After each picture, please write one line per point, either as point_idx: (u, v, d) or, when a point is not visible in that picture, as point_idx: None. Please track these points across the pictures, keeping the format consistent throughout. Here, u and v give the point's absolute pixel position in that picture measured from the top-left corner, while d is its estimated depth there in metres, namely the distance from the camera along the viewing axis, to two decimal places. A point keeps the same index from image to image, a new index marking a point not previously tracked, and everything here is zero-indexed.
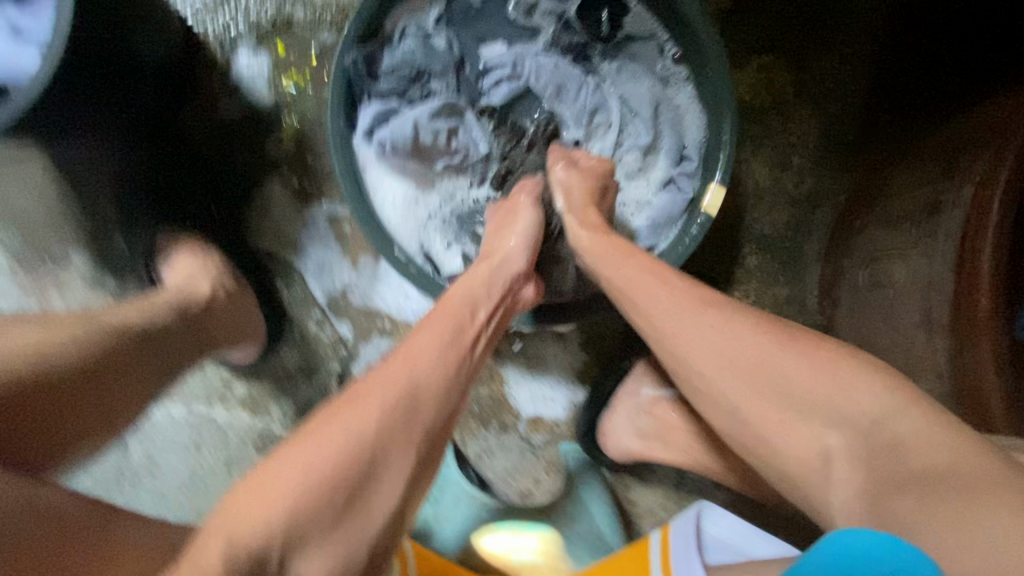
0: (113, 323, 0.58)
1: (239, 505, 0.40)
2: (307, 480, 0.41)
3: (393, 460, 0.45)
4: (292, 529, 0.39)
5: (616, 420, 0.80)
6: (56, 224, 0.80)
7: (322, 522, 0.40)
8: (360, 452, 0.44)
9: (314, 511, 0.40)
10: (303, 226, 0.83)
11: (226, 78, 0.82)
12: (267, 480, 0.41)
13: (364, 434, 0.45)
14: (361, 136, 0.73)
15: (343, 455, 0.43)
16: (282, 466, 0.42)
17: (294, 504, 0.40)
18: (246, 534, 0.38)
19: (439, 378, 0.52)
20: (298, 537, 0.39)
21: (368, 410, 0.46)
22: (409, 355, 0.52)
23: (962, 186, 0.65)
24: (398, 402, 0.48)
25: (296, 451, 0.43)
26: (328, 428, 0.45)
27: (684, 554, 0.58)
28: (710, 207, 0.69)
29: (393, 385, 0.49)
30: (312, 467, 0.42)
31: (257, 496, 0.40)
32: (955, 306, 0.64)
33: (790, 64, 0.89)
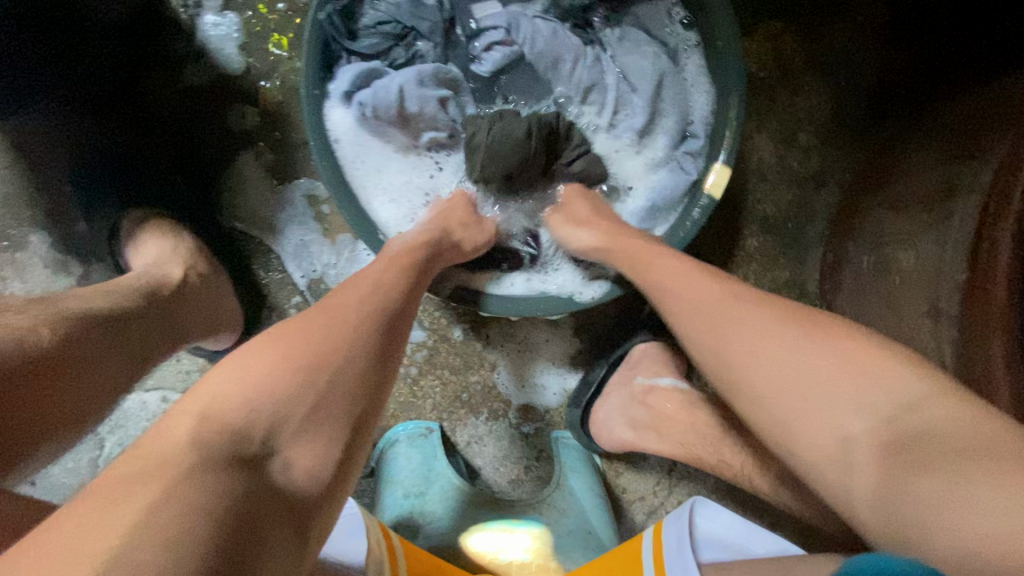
0: (71, 311, 0.53)
1: (212, 385, 0.38)
2: (275, 385, 0.39)
3: (354, 376, 0.42)
4: (276, 416, 0.38)
5: (609, 407, 0.78)
6: (11, 205, 0.74)
7: (302, 405, 0.39)
8: (336, 352, 0.42)
9: (288, 408, 0.38)
10: (277, 205, 0.77)
11: (192, 40, 0.75)
12: (238, 367, 0.40)
13: (324, 345, 0.42)
14: (338, 98, 0.66)
15: (324, 350, 0.42)
16: (260, 354, 0.41)
17: (268, 402, 0.38)
18: (222, 410, 0.36)
19: (408, 300, 0.51)
20: (275, 431, 0.37)
21: (343, 317, 0.45)
22: (371, 278, 0.50)
23: (982, 167, 0.63)
24: (352, 321, 0.45)
25: (259, 360, 0.40)
26: (281, 339, 0.42)
27: (677, 552, 0.56)
28: (713, 188, 0.64)
29: (341, 310, 0.45)
30: (278, 374, 0.39)
31: (225, 382, 0.38)
32: (970, 293, 0.60)
33: (801, 32, 0.84)
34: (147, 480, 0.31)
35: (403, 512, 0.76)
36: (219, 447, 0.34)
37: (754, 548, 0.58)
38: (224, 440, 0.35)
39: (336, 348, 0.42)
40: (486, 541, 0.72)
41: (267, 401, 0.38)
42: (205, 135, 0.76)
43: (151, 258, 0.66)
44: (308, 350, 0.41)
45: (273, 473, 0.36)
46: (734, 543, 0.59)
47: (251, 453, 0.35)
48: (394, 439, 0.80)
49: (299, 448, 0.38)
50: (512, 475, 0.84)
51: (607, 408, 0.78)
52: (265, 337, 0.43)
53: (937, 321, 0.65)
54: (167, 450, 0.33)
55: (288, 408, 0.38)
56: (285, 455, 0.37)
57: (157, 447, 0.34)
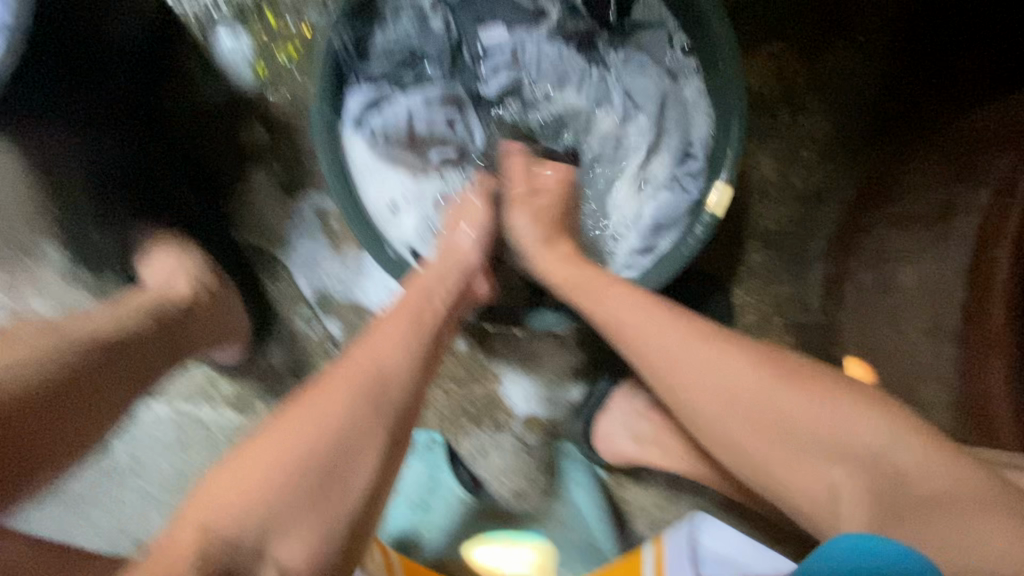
0: (85, 336, 0.55)
1: (211, 492, 0.40)
2: (278, 477, 0.40)
3: (368, 450, 0.44)
4: (268, 521, 0.39)
5: (612, 421, 0.78)
6: (31, 219, 0.76)
7: (296, 506, 0.40)
8: (329, 447, 0.43)
9: (292, 499, 0.40)
10: (287, 218, 0.79)
11: (206, 60, 0.77)
12: (240, 466, 0.41)
13: (334, 421, 0.44)
14: (349, 124, 0.68)
15: (317, 446, 0.42)
16: (263, 450, 0.42)
17: (268, 498, 0.40)
18: (221, 524, 0.38)
19: (408, 367, 0.50)
20: (276, 526, 0.39)
21: (338, 401, 0.45)
22: (374, 346, 0.50)
23: (979, 188, 0.63)
24: (373, 385, 0.47)
25: (265, 448, 0.42)
26: (292, 422, 0.44)
27: (678, 567, 0.58)
28: (716, 208, 0.65)
29: (367, 365, 0.48)
30: (282, 463, 0.41)
31: (226, 486, 0.40)
32: (967, 315, 0.62)
33: (803, 53, 0.85)
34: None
35: (408, 524, 0.77)
36: (212, 558, 0.37)
37: (754, 565, 0.59)
38: (219, 554, 0.37)
39: (330, 438, 0.43)
40: (488, 554, 0.75)
41: (260, 506, 0.39)
42: (220, 151, 0.79)
43: (162, 274, 0.68)
44: (305, 442, 0.42)
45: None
46: (734, 559, 0.59)
47: (241, 565, 0.38)
48: None
49: (289, 549, 0.39)
50: (516, 489, 0.84)
51: (611, 421, 0.78)
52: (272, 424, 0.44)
53: (937, 339, 0.66)
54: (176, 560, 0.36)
55: (282, 512, 0.40)
56: (277, 560, 0.39)
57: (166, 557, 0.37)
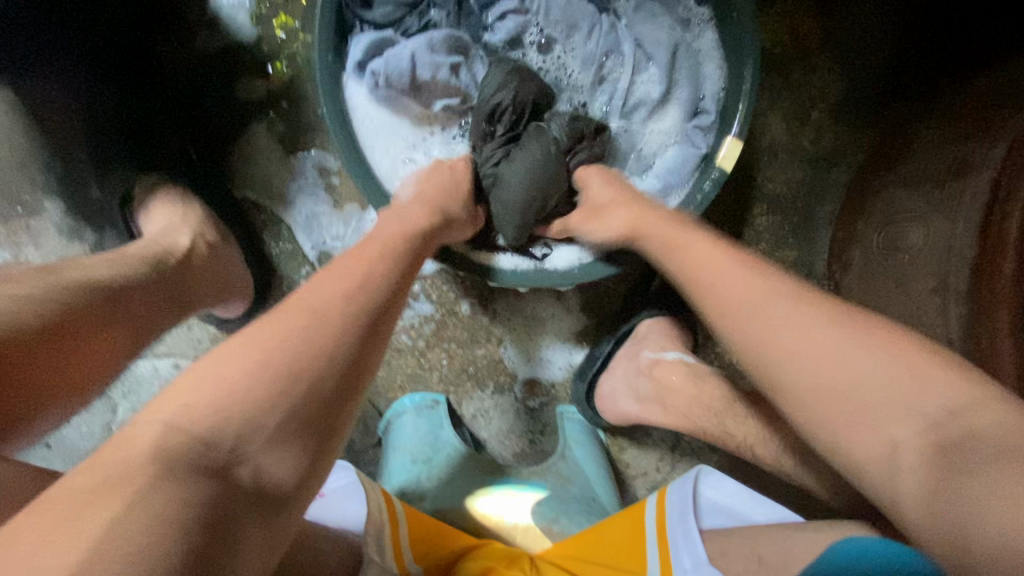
0: (79, 280, 0.54)
1: (159, 405, 0.35)
2: (247, 380, 0.36)
3: (341, 357, 0.41)
4: (240, 419, 0.35)
5: (614, 382, 0.78)
6: (26, 170, 0.75)
7: (265, 403, 0.36)
8: (301, 350, 0.39)
9: (262, 402, 0.36)
10: (289, 175, 0.78)
11: (204, 8, 0.75)
12: (193, 378, 0.36)
13: (304, 331, 0.40)
14: (351, 70, 0.67)
15: (284, 348, 0.39)
16: (210, 367, 0.37)
17: (234, 399, 0.35)
18: (180, 422, 0.34)
19: (383, 284, 0.48)
20: (244, 436, 0.34)
21: (308, 312, 0.42)
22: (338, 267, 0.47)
23: (994, 144, 0.62)
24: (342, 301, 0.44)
25: (228, 357, 0.38)
26: (256, 333, 0.40)
27: (680, 514, 0.57)
28: (725, 161, 0.65)
29: (335, 285, 0.45)
30: (251, 365, 0.37)
31: (182, 392, 0.35)
32: (976, 269, 0.61)
33: (817, 7, 0.83)
34: (102, 492, 0.30)
35: (410, 477, 0.76)
36: (176, 454, 0.32)
37: (754, 515, 0.58)
38: (183, 453, 0.32)
39: (302, 339, 0.40)
40: (490, 504, 0.71)
41: (229, 407, 0.35)
42: (215, 104, 0.77)
43: (161, 225, 0.67)
44: (269, 349, 0.38)
45: (240, 475, 0.34)
46: (734, 509, 0.59)
47: (217, 462, 0.33)
48: (399, 410, 0.81)
49: (268, 456, 0.35)
50: (516, 449, 0.85)
51: (613, 382, 0.78)
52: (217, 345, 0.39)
53: (945, 298, 0.65)
54: (131, 460, 0.31)
55: (254, 408, 0.35)
56: (256, 460, 0.34)
57: (97, 468, 0.31)
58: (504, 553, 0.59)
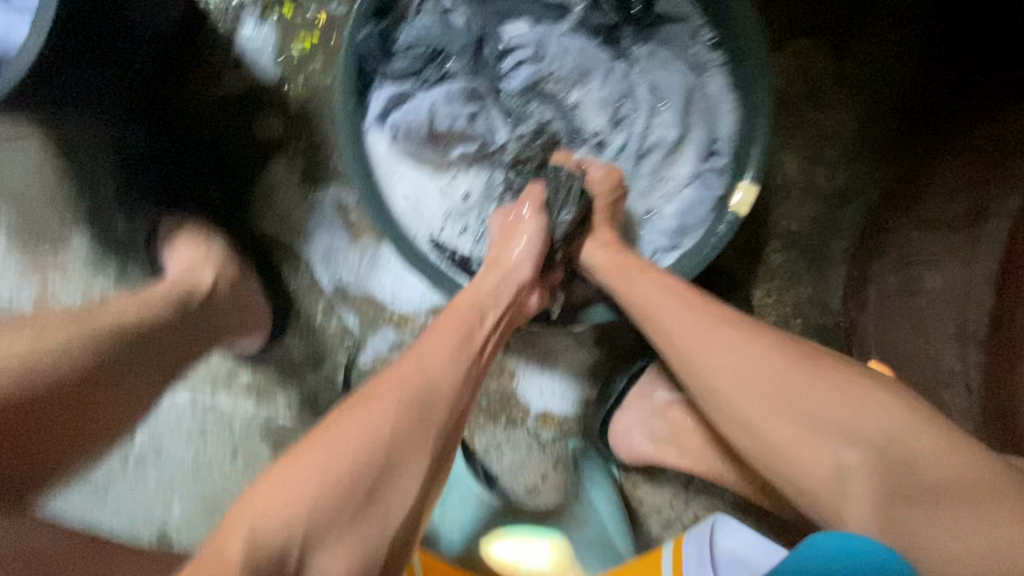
0: (107, 324, 0.55)
1: (259, 497, 0.41)
2: (323, 490, 0.42)
3: (405, 468, 0.46)
4: (311, 531, 0.40)
5: (628, 419, 0.78)
6: (55, 206, 0.77)
7: (341, 518, 0.42)
8: (378, 457, 0.44)
9: (333, 511, 0.42)
10: (309, 211, 0.79)
11: (229, 51, 0.77)
12: (288, 474, 0.43)
13: (379, 438, 0.45)
14: (373, 120, 0.69)
15: (363, 452, 0.44)
16: (300, 465, 0.43)
17: (314, 505, 0.41)
18: (268, 524, 0.40)
19: (454, 382, 0.52)
20: (317, 534, 0.41)
21: (386, 408, 0.47)
22: (420, 359, 0.52)
23: (1010, 192, 0.64)
24: (413, 402, 0.48)
25: (313, 457, 0.43)
26: (338, 433, 0.45)
27: (698, 569, 0.57)
28: (739, 206, 0.65)
29: (408, 384, 0.49)
30: (333, 468, 0.43)
31: (276, 490, 0.42)
32: (996, 319, 0.60)
33: (828, 52, 0.85)
34: None
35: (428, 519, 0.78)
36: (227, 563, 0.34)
37: (777, 567, 0.57)
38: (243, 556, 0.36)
39: (376, 444, 0.45)
40: (507, 549, 0.76)
41: (309, 513, 0.41)
42: (238, 140, 0.79)
43: (185, 264, 0.68)
44: (348, 450, 0.44)
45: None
46: (757, 562, 0.57)
47: (286, 574, 0.39)
48: None
49: (333, 556, 0.41)
50: (528, 484, 0.85)
51: (626, 420, 0.78)
52: (308, 442, 0.45)
53: (963, 344, 0.65)
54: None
55: (324, 523, 0.41)
56: (322, 572, 0.41)
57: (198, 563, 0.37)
58: None
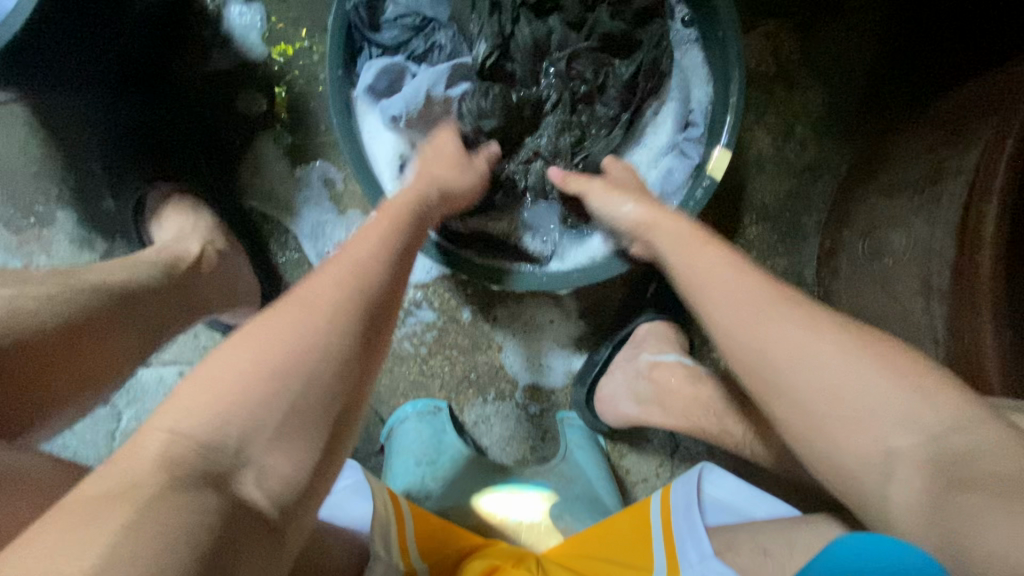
0: (95, 283, 0.55)
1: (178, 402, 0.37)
2: (250, 385, 0.38)
3: (342, 360, 0.41)
4: (247, 427, 0.37)
5: (613, 385, 0.80)
6: (40, 181, 0.77)
7: (273, 413, 0.38)
8: (298, 363, 0.40)
9: (264, 406, 0.38)
10: (295, 186, 0.80)
11: (218, 30, 0.79)
12: (214, 374, 0.38)
13: (306, 332, 0.41)
14: (361, 91, 0.70)
15: (289, 345, 0.40)
16: (227, 358, 0.40)
17: (241, 403, 0.37)
18: (192, 426, 0.36)
19: (383, 282, 0.48)
20: (251, 431, 0.37)
21: (315, 304, 0.43)
22: (346, 261, 0.48)
23: (967, 152, 0.66)
24: (347, 287, 0.45)
25: (242, 351, 0.40)
26: (265, 324, 0.42)
27: (685, 511, 0.59)
28: (715, 171, 0.68)
29: (337, 276, 0.46)
30: (261, 357, 0.39)
31: (197, 394, 0.37)
32: (957, 272, 0.64)
33: (798, 31, 0.88)
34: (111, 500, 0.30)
35: (414, 480, 0.76)
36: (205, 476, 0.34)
37: (757, 512, 0.60)
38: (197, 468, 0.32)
39: (311, 342, 0.41)
40: (495, 502, 0.72)
41: (238, 410, 0.37)
42: (226, 117, 0.80)
43: (172, 235, 0.69)
44: (292, 342, 0.40)
45: (244, 485, 0.35)
46: (738, 507, 0.61)
47: (222, 468, 0.35)
48: (402, 417, 0.82)
49: (276, 453, 0.37)
50: (517, 456, 0.86)
51: (611, 385, 0.80)
52: (235, 340, 0.41)
53: (928, 299, 0.69)
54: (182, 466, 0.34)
55: (264, 416, 0.37)
56: (260, 463, 0.37)
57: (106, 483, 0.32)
58: (509, 554, 0.61)
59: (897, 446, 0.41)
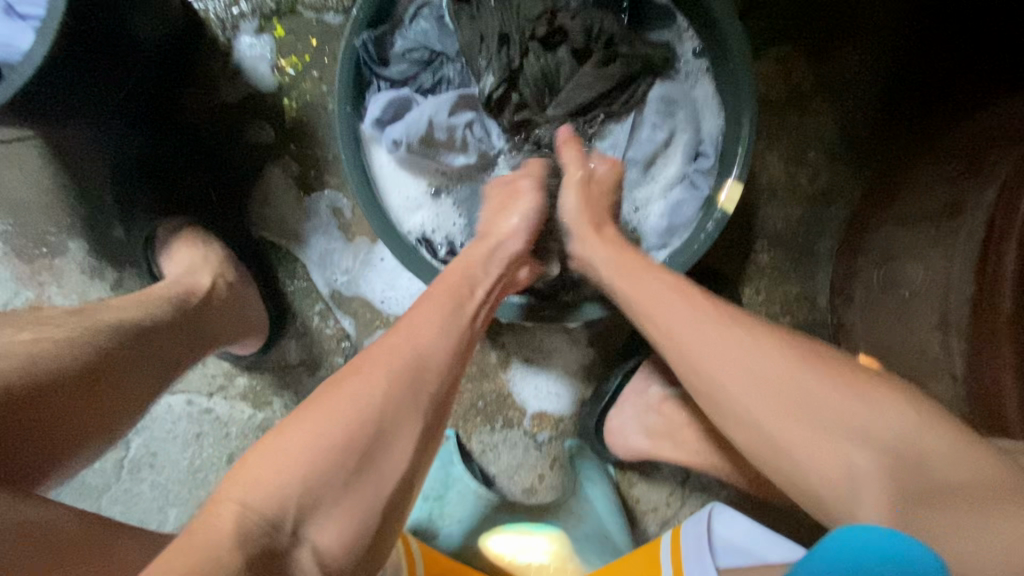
0: (111, 322, 0.55)
1: (249, 467, 0.39)
2: (315, 459, 0.40)
3: (397, 439, 0.44)
4: (307, 499, 0.39)
5: (623, 416, 0.79)
6: (53, 211, 0.77)
7: (335, 488, 0.40)
8: (360, 442, 0.42)
9: (326, 484, 0.40)
10: (304, 215, 0.81)
11: (228, 61, 0.79)
12: (278, 445, 0.41)
13: (368, 413, 0.43)
14: (370, 126, 0.70)
15: (350, 424, 0.42)
16: (295, 428, 0.42)
17: (307, 476, 0.39)
18: (261, 495, 0.37)
19: (445, 355, 0.51)
20: (311, 506, 0.39)
21: (379, 382, 0.45)
22: (413, 330, 0.51)
23: (986, 186, 0.65)
24: (406, 372, 0.47)
25: (310, 422, 0.42)
26: (334, 397, 0.44)
27: (696, 556, 0.57)
28: (726, 205, 0.67)
29: (400, 358, 0.48)
30: (326, 433, 0.41)
31: (267, 460, 0.39)
32: (976, 305, 0.63)
33: (809, 57, 0.87)
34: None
35: (420, 514, 0.77)
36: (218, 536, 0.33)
37: (769, 555, 0.58)
38: None
39: (376, 419, 0.43)
40: (505, 543, 0.74)
41: (299, 485, 0.39)
42: (232, 148, 0.80)
43: (183, 267, 0.70)
44: (355, 418, 0.43)
45: (300, 565, 0.37)
46: (753, 550, 0.58)
47: (282, 544, 0.37)
48: None
49: (328, 530, 0.39)
50: (526, 485, 0.85)
51: (621, 416, 0.79)
52: (308, 407, 0.43)
53: (946, 333, 0.67)
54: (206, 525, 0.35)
55: (325, 489, 0.39)
56: (315, 540, 0.38)
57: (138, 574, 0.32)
58: None
59: (858, 465, 0.47)
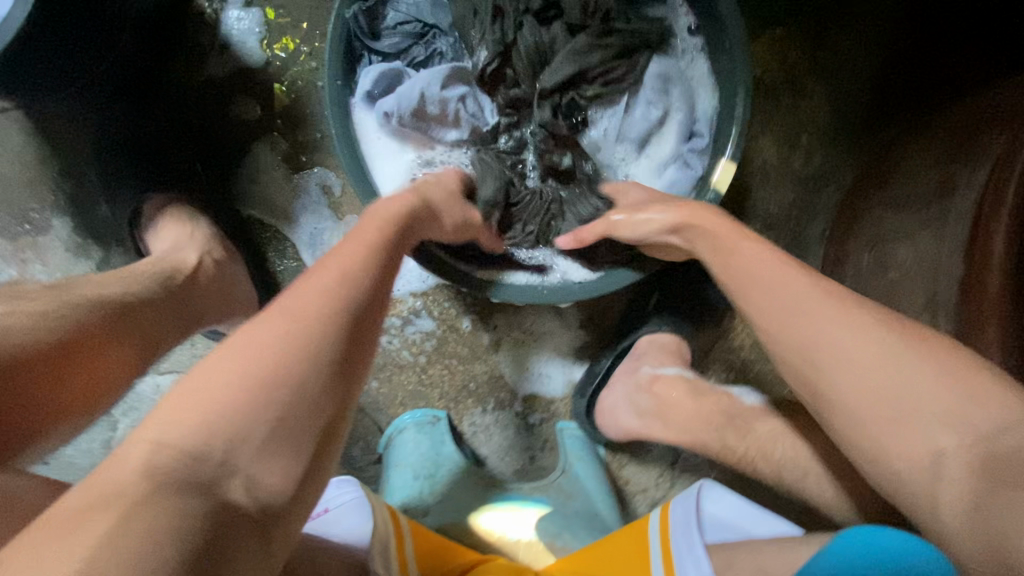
0: (93, 296, 0.55)
1: (161, 409, 0.35)
2: (234, 388, 0.36)
3: (326, 358, 0.39)
4: (229, 430, 0.34)
5: (614, 397, 0.79)
6: (35, 188, 0.76)
7: (259, 416, 0.35)
8: (283, 360, 0.37)
9: (250, 411, 0.35)
10: (293, 194, 0.79)
11: (215, 35, 0.78)
12: (194, 382, 0.36)
13: (292, 335, 0.39)
14: (361, 99, 0.69)
15: (270, 353, 0.38)
16: (208, 367, 0.37)
17: (226, 406, 0.35)
18: (177, 435, 0.33)
19: (365, 278, 0.46)
20: (237, 437, 0.34)
21: (295, 309, 0.41)
22: (327, 265, 0.46)
23: (976, 170, 0.65)
24: (324, 295, 0.42)
25: (224, 358, 0.37)
26: (247, 331, 0.39)
27: (684, 530, 0.58)
28: (719, 183, 0.67)
29: (315, 283, 0.43)
30: (242, 362, 0.37)
31: (181, 399, 0.35)
32: (965, 286, 0.62)
33: (805, 38, 0.86)
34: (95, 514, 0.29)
35: (412, 493, 0.77)
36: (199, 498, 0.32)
37: (756, 530, 0.60)
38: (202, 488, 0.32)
39: (292, 342, 0.38)
40: (495, 520, 0.73)
41: (220, 417, 0.34)
42: (219, 124, 0.79)
43: (169, 244, 0.69)
44: (274, 345, 0.38)
45: (234, 495, 0.33)
46: (739, 526, 0.60)
47: (208, 477, 0.33)
48: (401, 427, 0.81)
49: (264, 462, 0.35)
50: (517, 465, 0.85)
51: (612, 397, 0.79)
52: (219, 344, 0.38)
53: (933, 314, 0.67)
54: (120, 480, 0.31)
55: (245, 424, 0.35)
56: (249, 470, 0.34)
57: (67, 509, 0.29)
58: (506, 569, 0.59)
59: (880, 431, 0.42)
